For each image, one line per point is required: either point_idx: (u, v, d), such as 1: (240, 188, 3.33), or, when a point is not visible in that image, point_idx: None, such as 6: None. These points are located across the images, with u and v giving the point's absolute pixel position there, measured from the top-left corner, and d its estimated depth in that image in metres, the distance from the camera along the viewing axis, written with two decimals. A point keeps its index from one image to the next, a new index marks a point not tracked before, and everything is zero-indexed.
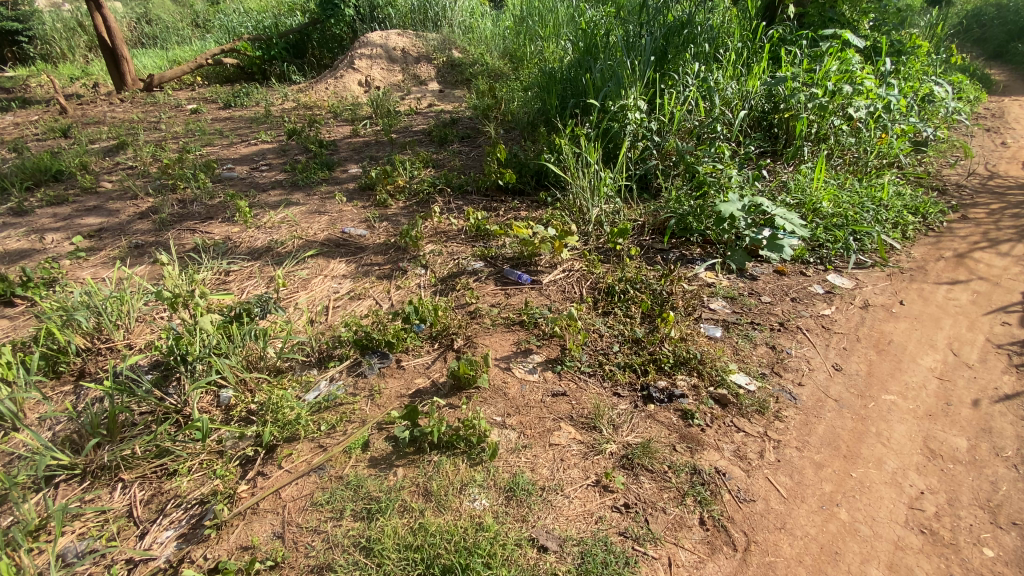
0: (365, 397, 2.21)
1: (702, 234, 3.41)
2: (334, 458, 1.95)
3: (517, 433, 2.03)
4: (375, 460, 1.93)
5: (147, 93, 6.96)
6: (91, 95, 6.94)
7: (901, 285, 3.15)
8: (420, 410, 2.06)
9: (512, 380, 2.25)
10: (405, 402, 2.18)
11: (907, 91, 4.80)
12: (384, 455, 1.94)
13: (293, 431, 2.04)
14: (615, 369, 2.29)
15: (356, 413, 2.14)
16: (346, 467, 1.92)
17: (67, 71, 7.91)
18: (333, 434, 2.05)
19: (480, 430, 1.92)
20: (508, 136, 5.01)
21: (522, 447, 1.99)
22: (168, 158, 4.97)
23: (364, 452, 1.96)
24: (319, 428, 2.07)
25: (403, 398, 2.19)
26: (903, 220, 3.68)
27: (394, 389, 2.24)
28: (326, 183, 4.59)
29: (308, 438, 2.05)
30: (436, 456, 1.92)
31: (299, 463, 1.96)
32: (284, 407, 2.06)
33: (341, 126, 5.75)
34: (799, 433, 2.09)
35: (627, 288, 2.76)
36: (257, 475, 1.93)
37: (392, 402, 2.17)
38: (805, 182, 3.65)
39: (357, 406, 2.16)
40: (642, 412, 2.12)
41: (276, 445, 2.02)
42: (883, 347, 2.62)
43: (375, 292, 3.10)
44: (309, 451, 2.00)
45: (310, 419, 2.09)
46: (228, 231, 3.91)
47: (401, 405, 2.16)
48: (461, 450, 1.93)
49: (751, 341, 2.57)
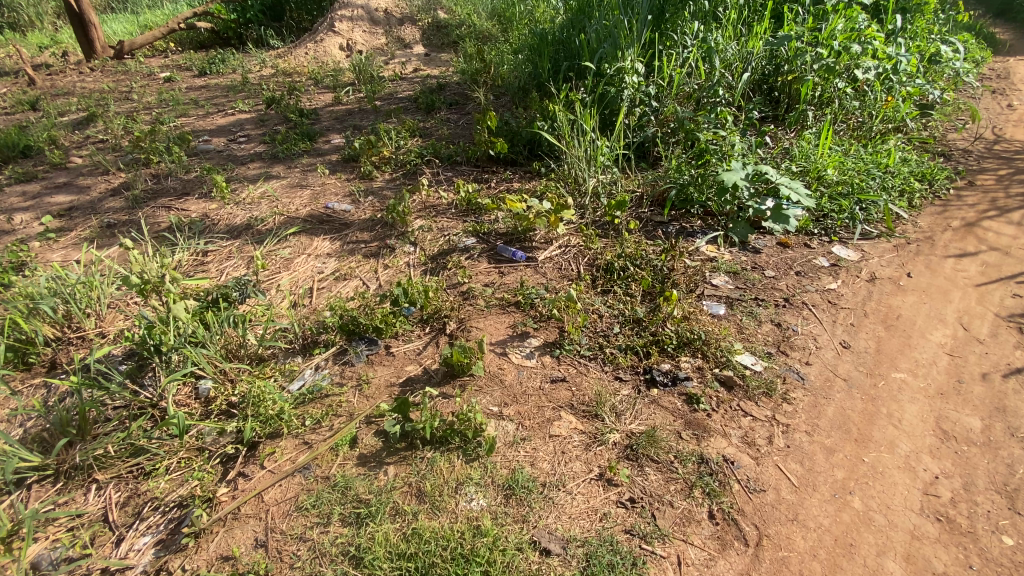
0: (353, 387, 2.06)
1: (703, 205, 3.35)
2: (320, 456, 1.82)
3: (514, 424, 1.88)
4: (364, 457, 1.80)
5: (118, 60, 6.56)
6: (59, 64, 6.52)
7: (908, 257, 3.11)
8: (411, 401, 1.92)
9: (509, 366, 2.09)
10: (395, 392, 2.03)
11: (914, 50, 4.65)
12: (373, 452, 1.82)
13: (276, 427, 1.90)
14: (617, 353, 2.14)
15: (343, 406, 1.99)
16: (335, 467, 1.78)
17: (34, 39, 7.43)
18: (320, 430, 1.91)
19: (477, 424, 1.77)
20: (498, 102, 4.81)
21: (521, 440, 1.85)
22: (141, 130, 4.73)
23: (352, 450, 1.83)
24: (303, 424, 1.93)
25: (393, 388, 2.04)
26: (908, 187, 3.59)
27: (384, 377, 2.09)
28: (308, 155, 4.48)
29: (294, 435, 1.91)
30: (429, 453, 1.78)
31: (282, 461, 1.83)
32: (266, 400, 1.91)
33: (323, 93, 5.50)
34: (808, 417, 1.98)
35: (627, 264, 2.71)
36: (238, 476, 1.80)
37: (381, 393, 2.02)
38: (809, 152, 3.61)
39: (343, 398, 2.01)
40: (646, 398, 1.97)
41: (258, 442, 1.88)
42: (891, 322, 2.55)
43: (362, 273, 3.04)
44: (293, 449, 1.86)
45: (294, 414, 1.95)
46: (206, 209, 3.86)
47: (392, 397, 2.01)
48: (455, 445, 1.79)
49: (756, 319, 2.49)
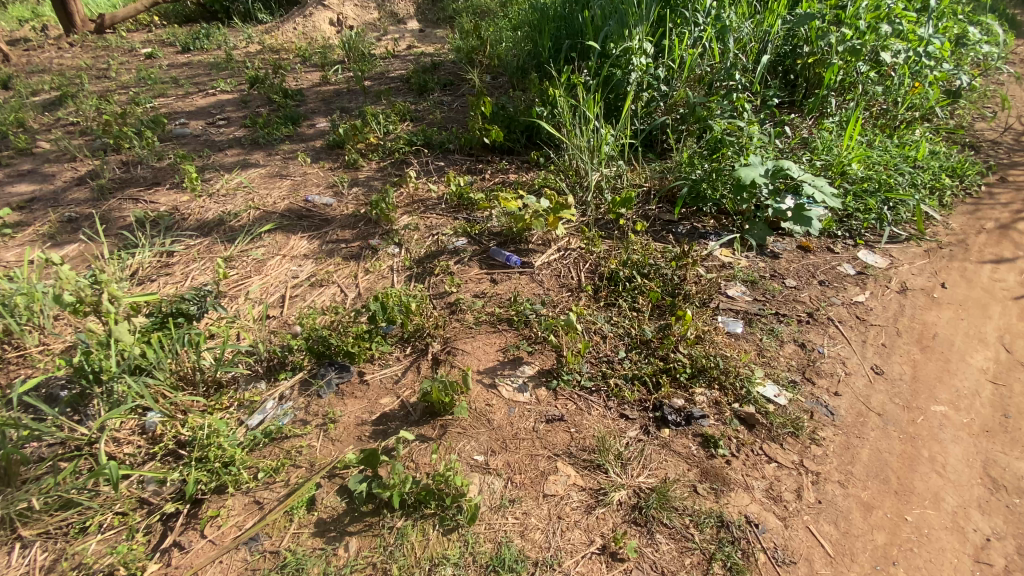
0: (317, 428, 1.80)
1: (716, 204, 3.06)
2: (272, 523, 1.56)
3: (503, 480, 1.63)
4: (323, 525, 1.55)
5: (98, 35, 6.15)
6: (37, 37, 6.09)
7: (941, 264, 2.82)
8: (382, 451, 1.66)
9: (499, 402, 1.83)
10: (366, 435, 1.77)
11: (944, 32, 4.29)
12: (334, 517, 1.56)
13: (223, 482, 1.65)
14: (622, 385, 1.88)
15: (304, 453, 1.73)
16: (288, 538, 1.52)
17: (13, 11, 7.01)
18: (274, 486, 1.64)
19: (456, 487, 1.51)
20: (495, 84, 4.46)
21: (509, 503, 1.59)
22: (113, 112, 4.38)
23: (310, 513, 1.57)
24: (254, 477, 1.67)
25: (363, 429, 1.78)
26: (939, 184, 3.28)
27: (354, 415, 1.83)
28: (290, 141, 4.15)
29: (245, 491, 1.65)
30: (399, 523, 1.52)
31: (227, 528, 1.57)
32: (213, 447, 1.67)
33: (310, 72, 5.12)
34: (841, 462, 1.73)
35: (633, 274, 2.45)
36: (174, 546, 1.55)
37: (350, 436, 1.76)
38: (831, 144, 3.30)
39: (306, 442, 1.75)
40: (655, 442, 1.72)
41: (203, 499, 1.64)
42: (927, 343, 2.29)
43: (341, 278, 2.77)
44: (241, 510, 1.60)
45: (245, 465, 1.68)
46: (176, 201, 3.55)
47: (361, 441, 1.75)
48: (431, 512, 1.54)
49: (777, 339, 2.24)
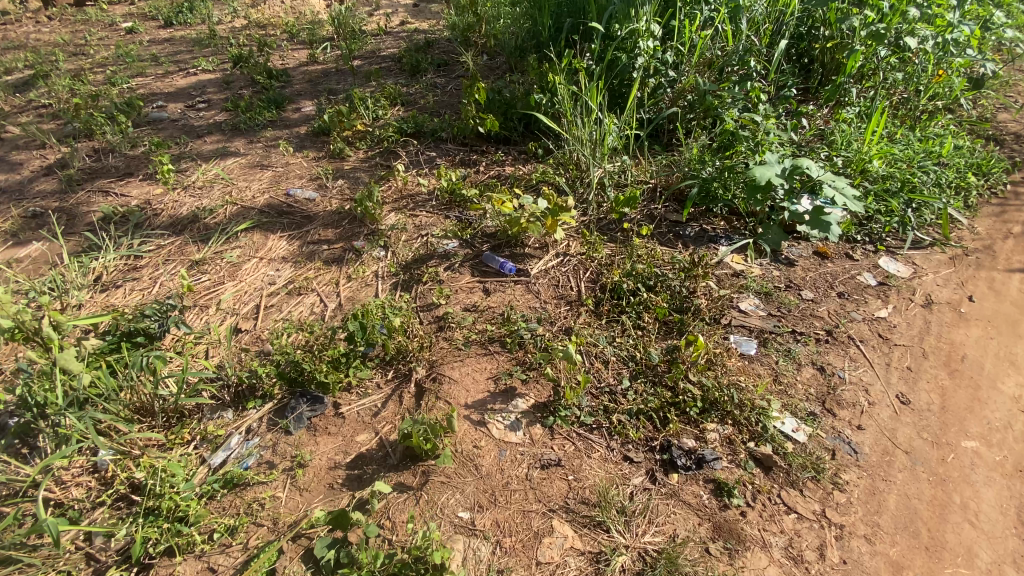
0: (285, 474, 1.63)
1: (727, 204, 2.84)
2: None
3: (492, 543, 1.45)
4: None
5: (77, 7, 5.79)
6: (14, 9, 5.72)
7: (968, 274, 2.63)
8: (354, 509, 1.49)
9: (488, 444, 1.65)
10: (337, 483, 1.59)
11: (973, 14, 3.98)
12: None
13: (174, 544, 1.47)
14: (626, 421, 1.70)
15: (269, 506, 1.55)
16: None
17: None
18: (232, 550, 1.47)
19: (435, 561, 1.32)
20: (492, 66, 4.17)
21: (499, 569, 1.41)
22: (86, 93, 4.09)
23: None
24: (209, 539, 1.49)
25: (335, 475, 1.61)
26: (964, 182, 3.06)
27: (325, 459, 1.66)
28: (274, 126, 3.87)
29: (198, 555, 1.47)
30: None
31: None
32: (163, 503, 1.50)
33: (297, 49, 4.81)
34: (866, 512, 1.59)
35: (637, 286, 2.23)
36: None
37: (320, 485, 1.59)
38: (851, 138, 3.07)
39: (271, 492, 1.58)
40: (662, 492, 1.56)
41: (152, 563, 1.47)
42: (955, 366, 2.12)
43: (321, 285, 2.56)
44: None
45: (202, 521, 1.51)
46: (149, 194, 3.31)
47: (333, 490, 1.58)
48: None
49: (794, 362, 2.05)
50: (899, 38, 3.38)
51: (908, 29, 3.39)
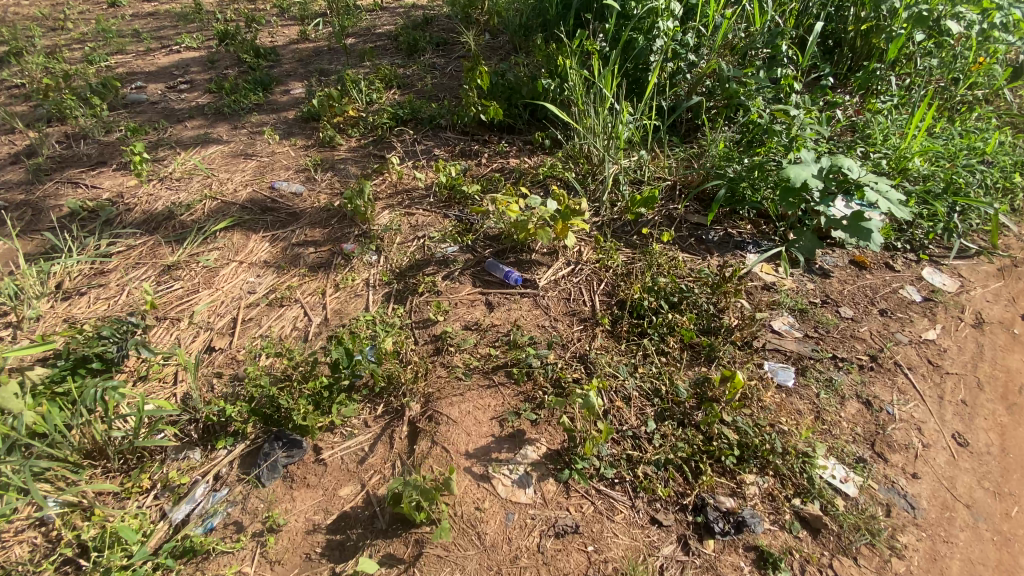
0: (253, 541, 1.41)
1: (756, 206, 2.57)
2: None
3: None
4: None
5: None
6: None
7: (1019, 288, 2.38)
8: None
9: (493, 506, 1.44)
10: (315, 554, 1.38)
11: None
12: None
13: None
14: (652, 475, 1.49)
15: None
16: None
17: None
18: None
19: None
20: (496, 46, 3.84)
21: None
22: (58, 72, 3.76)
23: None
24: None
25: (313, 544, 1.39)
26: (1011, 183, 2.79)
27: (300, 521, 1.44)
28: (260, 110, 3.56)
29: None
30: None
31: None
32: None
33: (287, 25, 4.46)
34: None
35: (660, 305, 1.98)
36: None
37: (294, 556, 1.38)
38: (890, 132, 2.78)
39: (237, 565, 1.37)
40: (697, 564, 1.35)
41: None
42: (1015, 399, 1.89)
43: (306, 295, 2.30)
44: None
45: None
46: (121, 186, 3.02)
47: (310, 562, 1.36)
48: None
49: (837, 395, 1.82)
50: (939, 20, 3.08)
51: (949, 12, 3.10)
